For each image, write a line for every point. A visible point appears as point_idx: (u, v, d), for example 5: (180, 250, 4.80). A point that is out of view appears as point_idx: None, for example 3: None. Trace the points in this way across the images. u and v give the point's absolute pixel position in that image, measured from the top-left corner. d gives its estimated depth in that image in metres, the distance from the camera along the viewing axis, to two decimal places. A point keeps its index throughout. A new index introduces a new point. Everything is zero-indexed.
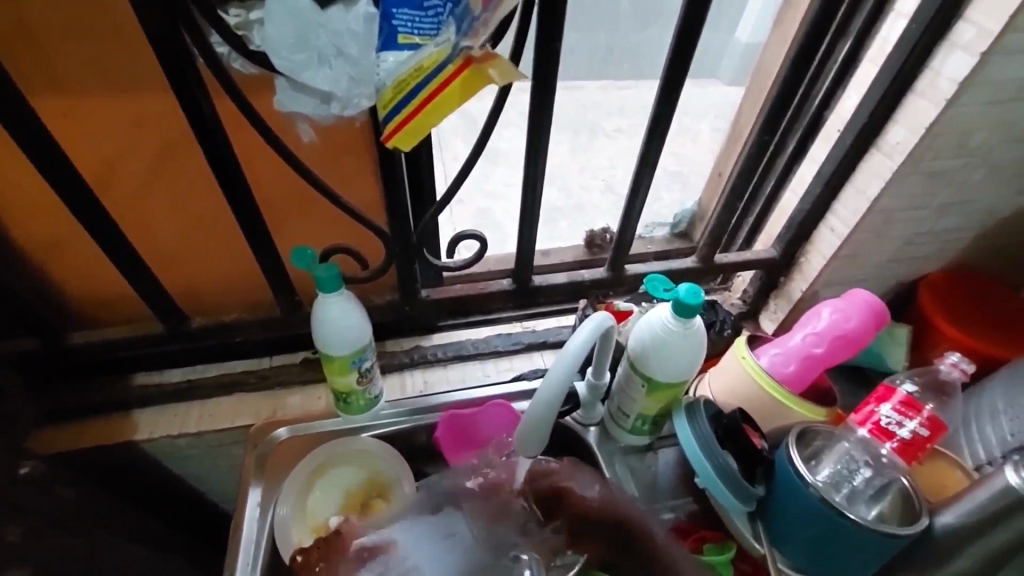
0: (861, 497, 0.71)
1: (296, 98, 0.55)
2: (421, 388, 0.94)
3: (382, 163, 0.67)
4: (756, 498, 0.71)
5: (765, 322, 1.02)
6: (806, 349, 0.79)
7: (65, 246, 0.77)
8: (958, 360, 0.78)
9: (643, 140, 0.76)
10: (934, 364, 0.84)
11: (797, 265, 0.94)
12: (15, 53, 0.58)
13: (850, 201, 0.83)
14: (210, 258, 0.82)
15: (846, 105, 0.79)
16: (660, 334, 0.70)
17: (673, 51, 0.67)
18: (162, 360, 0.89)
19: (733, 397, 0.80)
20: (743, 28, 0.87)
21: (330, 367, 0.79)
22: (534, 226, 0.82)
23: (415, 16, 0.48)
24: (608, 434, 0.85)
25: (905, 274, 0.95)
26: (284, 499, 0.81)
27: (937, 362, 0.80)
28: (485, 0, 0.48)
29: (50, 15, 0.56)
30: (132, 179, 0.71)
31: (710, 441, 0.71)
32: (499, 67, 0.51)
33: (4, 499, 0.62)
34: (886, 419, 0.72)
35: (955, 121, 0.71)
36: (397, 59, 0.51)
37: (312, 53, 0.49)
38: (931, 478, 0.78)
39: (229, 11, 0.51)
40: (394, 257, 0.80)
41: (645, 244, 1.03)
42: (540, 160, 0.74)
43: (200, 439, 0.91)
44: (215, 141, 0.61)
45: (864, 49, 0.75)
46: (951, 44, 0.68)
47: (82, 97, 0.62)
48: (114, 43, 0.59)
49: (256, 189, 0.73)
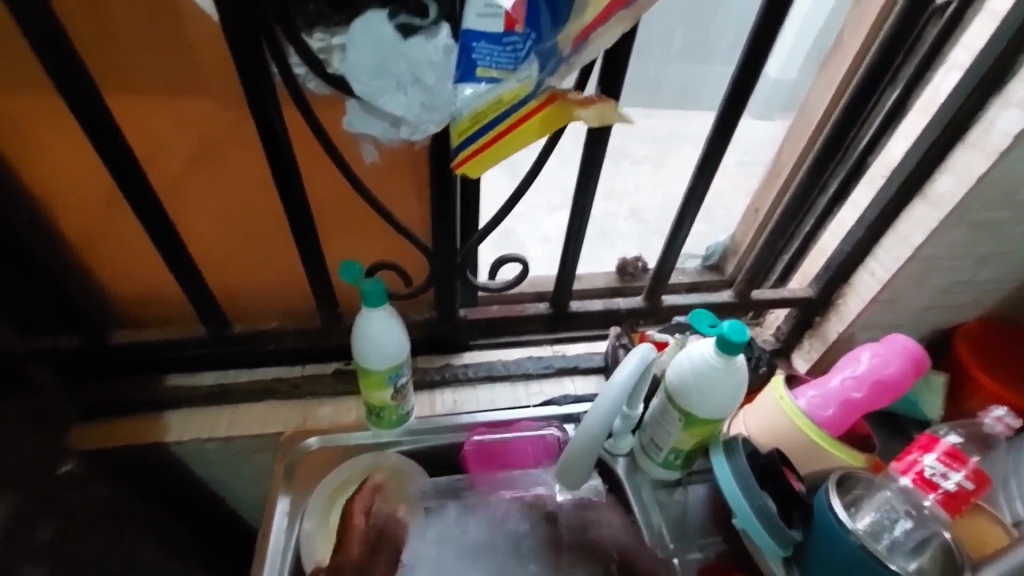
0: (901, 549, 0.69)
1: (366, 119, 0.57)
2: (450, 408, 0.94)
3: (436, 185, 0.68)
4: (794, 542, 0.70)
5: (799, 361, 1.01)
6: (846, 393, 0.79)
7: (120, 245, 0.79)
8: (1004, 415, 0.76)
9: (691, 175, 0.78)
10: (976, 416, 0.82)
11: (835, 305, 0.93)
12: (105, 63, 0.61)
13: (893, 246, 0.83)
14: (257, 265, 0.84)
15: (892, 152, 0.80)
16: (701, 369, 0.70)
17: (729, 92, 0.68)
18: (198, 362, 0.90)
19: (770, 437, 0.79)
20: (773, 63, 0.96)
21: (365, 382, 0.79)
22: (576, 253, 0.83)
23: (495, 51, 0.50)
24: (637, 465, 0.84)
25: (943, 321, 0.94)
26: (311, 512, 0.81)
27: (981, 415, 0.79)
28: (575, 43, 0.49)
29: (144, 31, 0.59)
30: (197, 187, 0.74)
31: (749, 481, 0.70)
32: (587, 110, 0.53)
33: (41, 497, 0.62)
34: (930, 470, 0.71)
35: (1007, 172, 0.71)
36: (474, 91, 0.52)
37: (390, 79, 0.51)
38: (973, 533, 0.75)
39: (314, 36, 0.53)
40: (436, 277, 0.81)
41: (679, 274, 1.03)
42: (590, 189, 0.75)
43: (230, 444, 0.91)
44: (280, 155, 0.63)
45: (913, 97, 0.77)
46: (1006, 99, 0.68)
47: (161, 107, 0.65)
48: (198, 58, 0.62)
49: (312, 203, 0.75)
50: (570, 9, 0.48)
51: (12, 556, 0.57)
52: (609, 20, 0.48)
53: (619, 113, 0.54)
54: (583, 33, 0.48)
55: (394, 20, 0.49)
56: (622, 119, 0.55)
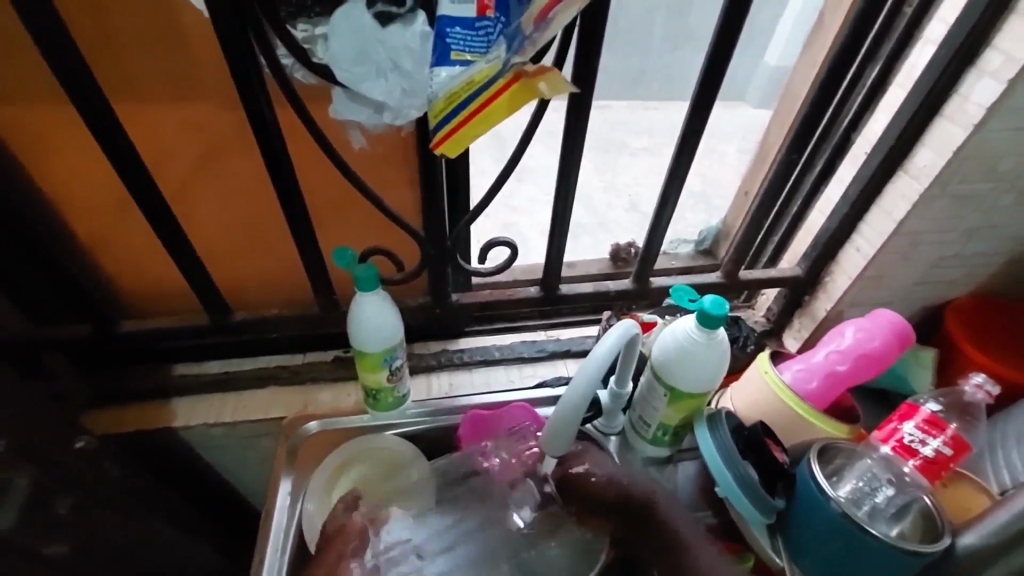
0: (883, 516, 0.71)
1: (349, 106, 0.60)
2: (446, 391, 0.97)
3: (423, 169, 0.70)
4: (776, 510, 0.72)
5: (789, 340, 1.02)
6: (830, 366, 0.80)
7: (125, 239, 0.83)
8: (984, 381, 0.78)
9: (673, 156, 0.79)
10: (958, 385, 0.83)
11: (822, 284, 0.95)
12: (104, 62, 0.64)
13: (876, 222, 0.84)
14: (259, 256, 0.88)
15: (874, 128, 0.81)
16: (684, 344, 0.72)
17: (705, 72, 0.70)
18: (203, 351, 0.94)
19: (755, 411, 0.81)
20: (771, 53, 0.92)
21: (361, 364, 0.82)
22: (564, 236, 0.86)
23: (468, 36, 0.52)
24: (628, 443, 0.86)
25: (932, 297, 0.95)
26: (312, 493, 0.85)
27: (962, 384, 0.80)
28: (537, 21, 0.50)
29: (140, 29, 0.62)
30: (194, 180, 0.77)
31: (732, 452, 0.72)
32: (550, 81, 0.52)
33: (59, 473, 0.66)
34: (910, 437, 0.73)
35: (981, 146, 0.73)
36: (450, 74, 0.54)
37: (371, 66, 0.54)
38: (954, 501, 0.77)
39: (298, 26, 0.56)
40: (427, 262, 0.83)
41: (670, 259, 1.04)
42: (573, 172, 0.77)
43: (235, 429, 0.95)
44: (272, 144, 0.66)
45: (892, 74, 0.78)
46: (980, 70, 0.70)
47: (158, 103, 0.68)
48: (192, 55, 0.65)
49: (307, 192, 0.78)
50: None
51: (34, 529, 0.61)
52: None
53: (575, 87, 0.55)
54: (543, 12, 0.50)
55: (372, 8, 0.52)
56: (576, 87, 0.55)
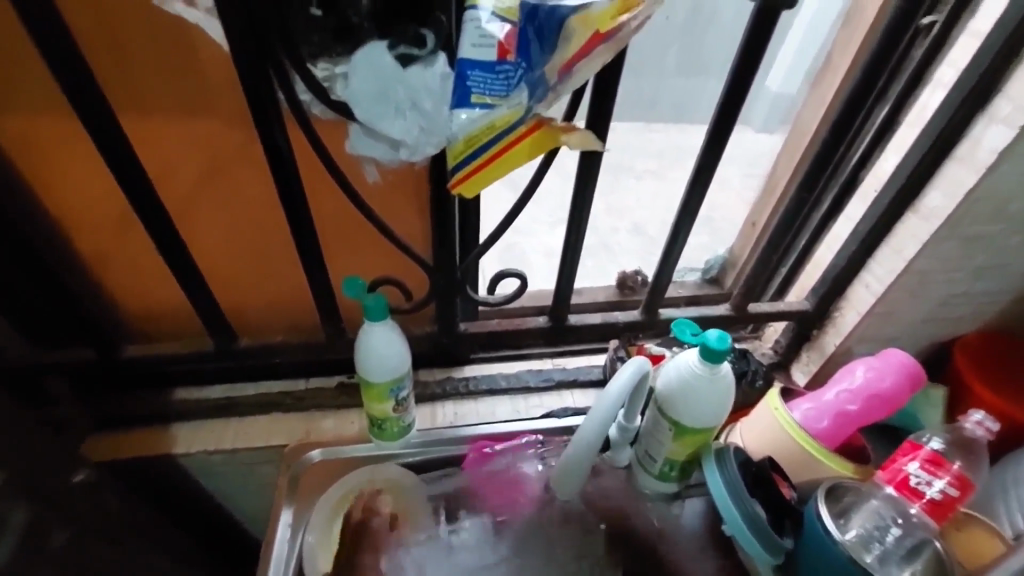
0: (893, 558, 0.71)
1: (367, 143, 0.60)
2: (451, 420, 0.96)
3: (436, 203, 0.70)
4: (784, 550, 0.72)
5: (797, 374, 1.02)
6: (841, 406, 0.80)
7: (135, 264, 0.83)
8: (983, 418, 0.77)
9: (685, 190, 0.80)
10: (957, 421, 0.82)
11: (832, 319, 0.94)
12: (122, 90, 0.65)
13: (887, 260, 0.84)
14: (267, 283, 0.88)
15: (885, 166, 0.82)
16: (688, 379, 0.72)
17: (720, 108, 0.71)
18: (206, 375, 0.92)
19: (763, 447, 0.81)
20: (775, 76, 0.90)
21: (367, 394, 0.81)
22: (574, 266, 0.85)
23: (488, 78, 0.52)
24: (633, 478, 0.84)
25: (941, 334, 0.94)
26: (313, 525, 0.82)
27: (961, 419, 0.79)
28: (561, 73, 0.52)
29: (160, 61, 0.63)
30: (208, 206, 0.77)
31: (740, 489, 0.71)
32: (578, 136, 0.56)
33: (55, 505, 0.64)
34: (915, 477, 0.72)
35: (993, 188, 0.73)
36: (469, 116, 0.54)
37: (389, 106, 0.55)
38: (969, 546, 0.75)
39: (318, 65, 0.56)
40: (437, 291, 0.83)
41: (678, 287, 1.05)
42: (585, 205, 0.77)
43: (235, 456, 0.93)
44: (287, 176, 0.66)
45: (902, 115, 0.79)
46: (991, 115, 0.70)
47: (173, 130, 0.69)
48: (210, 86, 0.66)
49: (320, 224, 0.79)
50: (556, 41, 0.51)
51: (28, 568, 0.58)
52: (592, 52, 0.51)
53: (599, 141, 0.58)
54: (567, 65, 0.52)
55: (394, 49, 0.53)
56: (603, 145, 0.58)
